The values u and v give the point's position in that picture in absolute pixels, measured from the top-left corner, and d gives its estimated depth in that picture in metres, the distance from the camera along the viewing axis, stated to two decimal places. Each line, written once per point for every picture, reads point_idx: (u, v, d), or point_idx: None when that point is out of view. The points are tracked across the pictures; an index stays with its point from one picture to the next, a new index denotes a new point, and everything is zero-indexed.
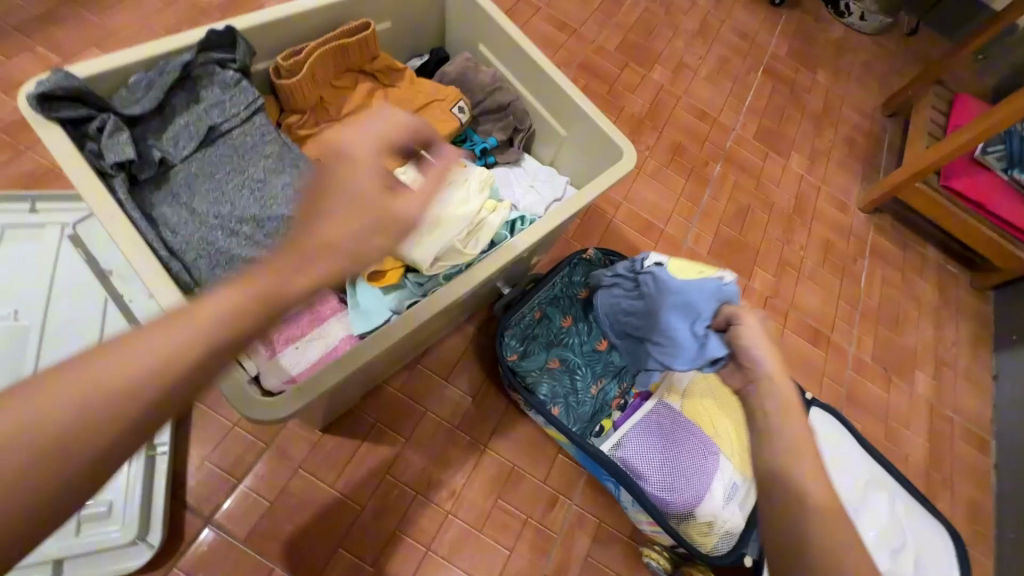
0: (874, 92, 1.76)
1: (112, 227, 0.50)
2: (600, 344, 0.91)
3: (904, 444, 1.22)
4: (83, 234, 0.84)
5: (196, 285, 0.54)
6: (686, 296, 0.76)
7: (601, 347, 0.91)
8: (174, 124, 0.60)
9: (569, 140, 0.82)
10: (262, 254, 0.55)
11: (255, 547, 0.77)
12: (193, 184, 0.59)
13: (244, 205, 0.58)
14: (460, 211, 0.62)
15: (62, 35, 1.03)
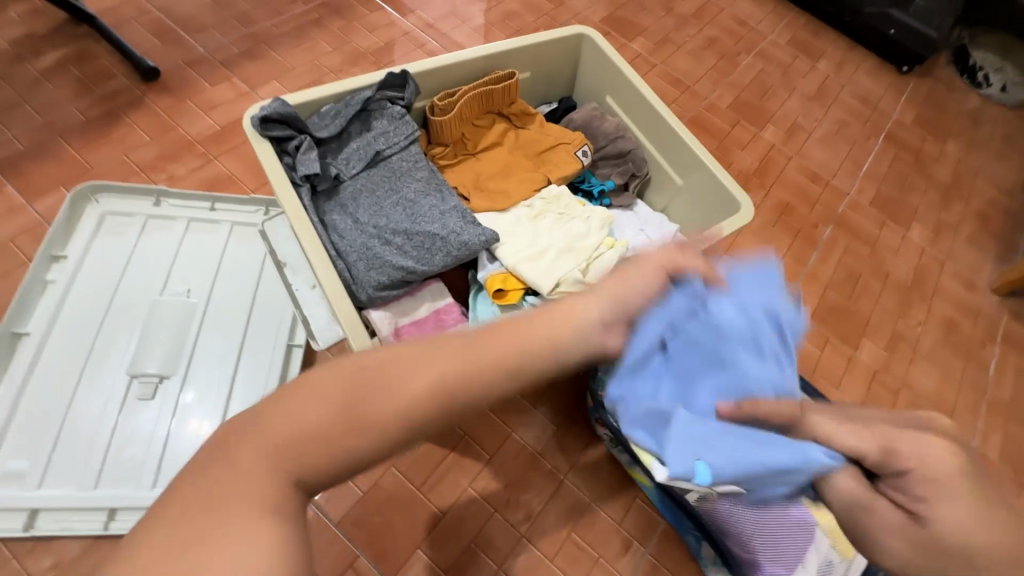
0: (1014, 168, 1.63)
1: (298, 227, 0.60)
2: None
3: None
4: (247, 232, 0.99)
5: (353, 282, 0.64)
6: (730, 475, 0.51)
7: None
8: (348, 147, 0.71)
9: (684, 189, 0.85)
10: (409, 263, 0.64)
11: (345, 532, 0.83)
12: (357, 198, 0.69)
13: (396, 219, 0.67)
14: (581, 246, 0.69)
15: (253, 69, 1.24)
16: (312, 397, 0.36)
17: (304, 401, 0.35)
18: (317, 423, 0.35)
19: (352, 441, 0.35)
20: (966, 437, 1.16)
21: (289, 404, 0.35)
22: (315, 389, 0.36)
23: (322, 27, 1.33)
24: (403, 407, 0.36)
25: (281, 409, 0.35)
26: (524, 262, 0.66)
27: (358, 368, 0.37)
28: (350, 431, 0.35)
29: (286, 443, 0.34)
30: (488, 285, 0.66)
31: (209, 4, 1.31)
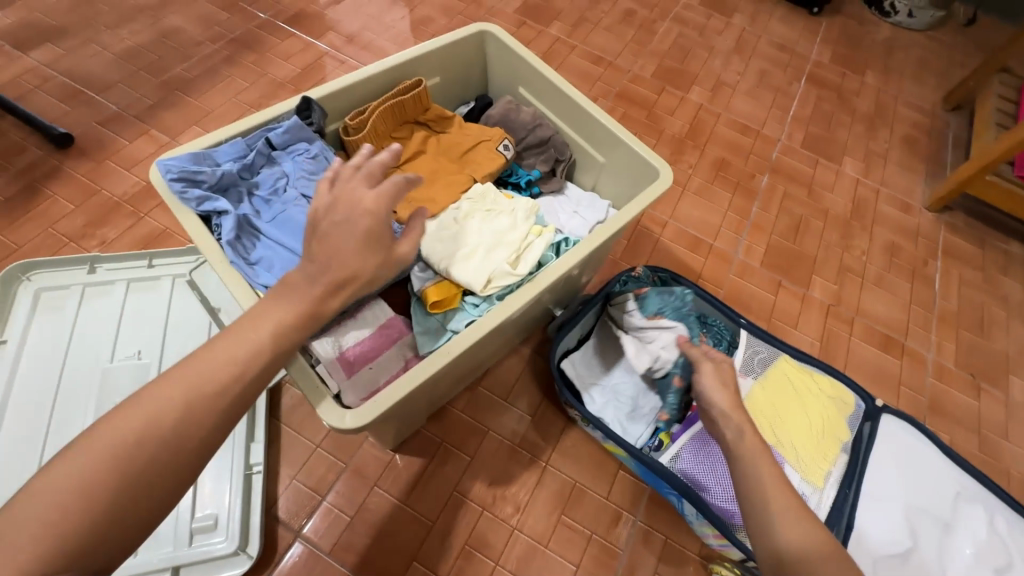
0: (932, 88, 1.69)
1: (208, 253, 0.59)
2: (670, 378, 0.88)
3: (1004, 457, 1.11)
4: (192, 281, 0.97)
5: None
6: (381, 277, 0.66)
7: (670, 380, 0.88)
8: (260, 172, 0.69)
9: (608, 165, 0.87)
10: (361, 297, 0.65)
11: (337, 559, 0.83)
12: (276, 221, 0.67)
13: None
14: (509, 236, 0.71)
15: (170, 118, 1.23)
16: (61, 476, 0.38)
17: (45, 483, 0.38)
18: (136, 461, 0.40)
19: (173, 456, 0.42)
20: (922, 352, 1.21)
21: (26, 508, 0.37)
22: (60, 471, 0.38)
23: (236, 64, 1.33)
24: (166, 430, 0.41)
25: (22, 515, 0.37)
26: (456, 265, 0.68)
27: (135, 405, 0.42)
28: (95, 484, 0.39)
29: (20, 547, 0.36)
30: (425, 296, 0.67)
31: (116, 59, 1.29)
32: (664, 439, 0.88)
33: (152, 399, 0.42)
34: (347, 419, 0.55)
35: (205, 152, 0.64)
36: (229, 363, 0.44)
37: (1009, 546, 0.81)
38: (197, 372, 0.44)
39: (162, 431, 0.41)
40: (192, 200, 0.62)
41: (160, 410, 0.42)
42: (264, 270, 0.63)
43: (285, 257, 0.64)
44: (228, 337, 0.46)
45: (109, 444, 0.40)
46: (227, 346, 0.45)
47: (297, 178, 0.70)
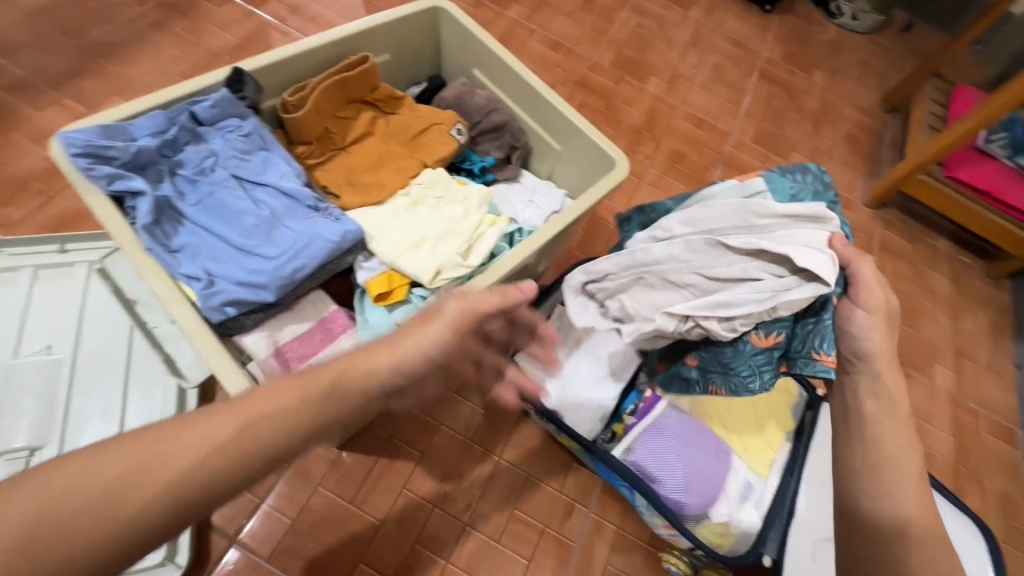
0: (873, 89, 1.77)
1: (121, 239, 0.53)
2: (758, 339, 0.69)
3: (928, 439, 1.18)
4: (111, 268, 0.88)
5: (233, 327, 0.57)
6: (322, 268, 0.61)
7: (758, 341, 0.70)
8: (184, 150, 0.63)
9: (564, 154, 0.85)
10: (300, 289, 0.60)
11: (278, 564, 0.79)
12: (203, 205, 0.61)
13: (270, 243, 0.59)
14: (461, 225, 0.68)
15: (87, 87, 1.11)
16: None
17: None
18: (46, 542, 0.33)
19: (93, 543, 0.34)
20: None
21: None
22: None
23: (165, 30, 1.21)
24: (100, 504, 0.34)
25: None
26: (403, 255, 0.64)
27: (91, 462, 0.35)
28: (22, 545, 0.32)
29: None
30: (369, 287, 0.63)
31: (22, 18, 1.15)
32: (618, 430, 0.86)
33: (134, 459, 0.36)
34: None
35: (118, 125, 0.57)
36: (217, 437, 0.38)
37: None
38: (179, 440, 0.37)
39: (125, 501, 0.35)
40: (102, 178, 0.55)
41: (113, 475, 0.35)
42: (188, 258, 0.57)
43: (212, 244, 0.58)
44: (234, 403, 0.40)
45: (55, 497, 0.34)
46: (228, 416, 0.39)
47: (227, 158, 0.63)
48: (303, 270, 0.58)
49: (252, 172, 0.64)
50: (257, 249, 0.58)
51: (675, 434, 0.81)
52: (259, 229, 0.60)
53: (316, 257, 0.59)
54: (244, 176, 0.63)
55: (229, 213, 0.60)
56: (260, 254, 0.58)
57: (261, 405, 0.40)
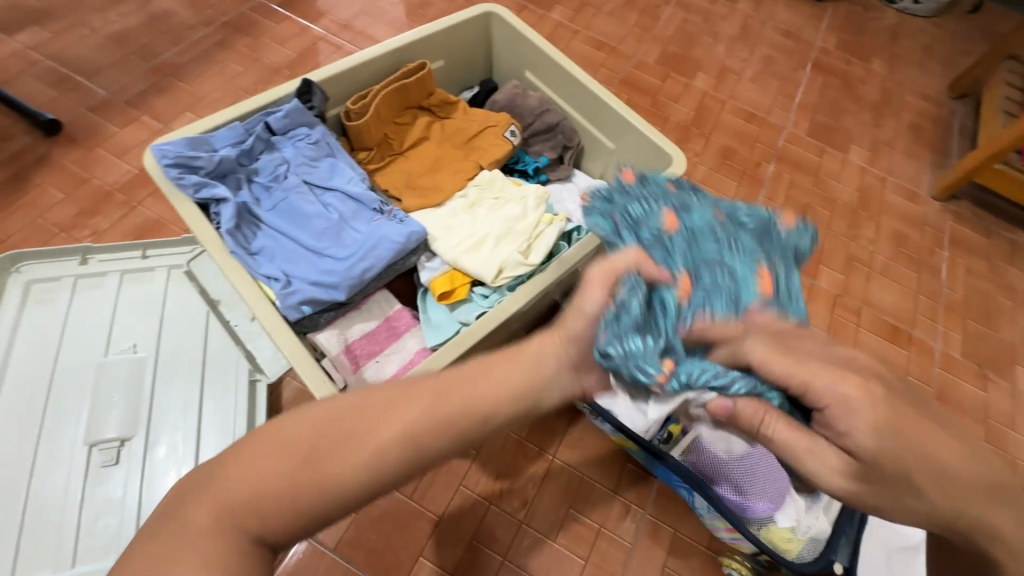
0: (938, 75, 1.67)
1: (206, 242, 0.56)
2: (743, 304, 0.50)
3: (1011, 447, 1.10)
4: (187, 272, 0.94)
5: (308, 325, 0.60)
6: (389, 269, 0.63)
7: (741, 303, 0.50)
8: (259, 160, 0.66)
9: (618, 152, 0.84)
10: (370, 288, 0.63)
11: (343, 556, 0.82)
12: (277, 210, 0.64)
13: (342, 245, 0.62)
14: (519, 225, 0.69)
15: (162, 104, 1.19)
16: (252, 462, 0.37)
17: (232, 472, 0.37)
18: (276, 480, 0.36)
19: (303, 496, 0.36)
20: (929, 342, 1.20)
21: (223, 480, 0.37)
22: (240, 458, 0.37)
23: (229, 48, 1.29)
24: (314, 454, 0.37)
25: (219, 485, 0.37)
26: (464, 255, 0.65)
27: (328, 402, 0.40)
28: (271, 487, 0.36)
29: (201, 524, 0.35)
30: (433, 286, 0.65)
31: (105, 43, 1.24)
32: (675, 432, 0.83)
33: (379, 416, 0.39)
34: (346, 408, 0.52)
35: (202, 137, 0.61)
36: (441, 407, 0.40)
37: None
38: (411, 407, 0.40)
39: (360, 461, 0.37)
40: (189, 186, 0.58)
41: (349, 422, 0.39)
42: (266, 260, 0.60)
43: (287, 246, 0.61)
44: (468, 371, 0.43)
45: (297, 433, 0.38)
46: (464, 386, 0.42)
47: (298, 165, 0.67)
48: (373, 269, 0.61)
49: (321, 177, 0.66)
50: (328, 251, 0.61)
51: None
52: (330, 231, 0.63)
53: (383, 257, 0.61)
54: (313, 182, 0.66)
55: (303, 217, 0.63)
56: (331, 255, 0.61)
57: (491, 384, 0.42)
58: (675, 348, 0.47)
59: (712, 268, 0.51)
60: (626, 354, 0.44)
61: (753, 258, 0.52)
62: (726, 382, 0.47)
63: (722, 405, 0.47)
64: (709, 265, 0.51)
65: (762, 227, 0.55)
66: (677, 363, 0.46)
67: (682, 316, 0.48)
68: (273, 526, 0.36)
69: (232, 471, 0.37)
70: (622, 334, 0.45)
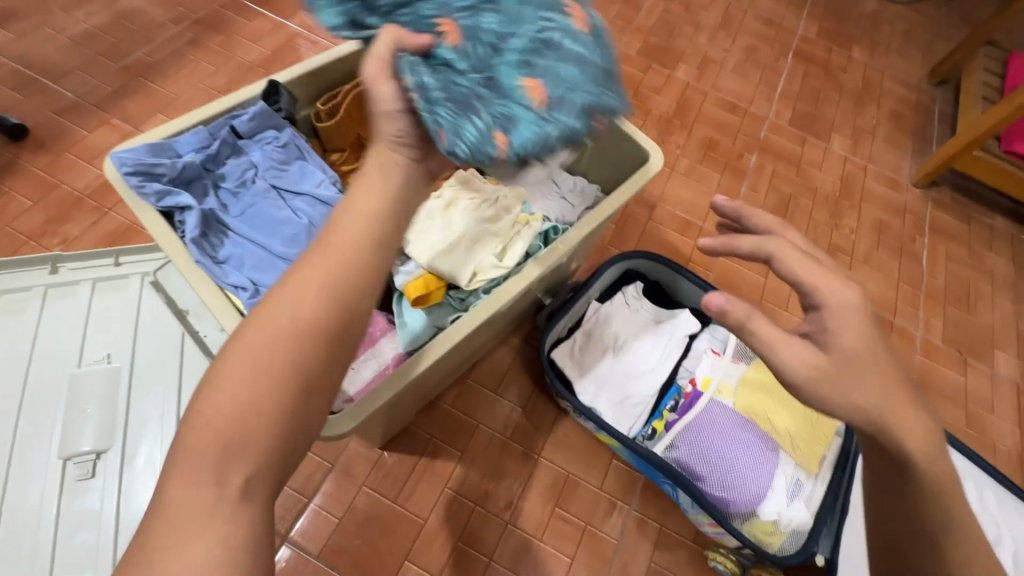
0: (918, 62, 1.68)
1: (171, 253, 0.55)
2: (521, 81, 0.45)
3: (990, 430, 1.11)
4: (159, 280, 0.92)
5: None
6: None
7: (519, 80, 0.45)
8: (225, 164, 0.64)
9: (596, 148, 0.83)
10: None
11: (328, 561, 0.81)
12: (246, 216, 0.63)
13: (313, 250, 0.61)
14: (493, 226, 0.68)
15: (132, 106, 1.16)
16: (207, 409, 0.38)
17: (193, 442, 0.37)
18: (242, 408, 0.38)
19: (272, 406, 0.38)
20: (910, 329, 1.21)
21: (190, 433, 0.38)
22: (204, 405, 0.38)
23: (201, 47, 1.25)
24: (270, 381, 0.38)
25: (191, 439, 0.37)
26: (439, 259, 0.64)
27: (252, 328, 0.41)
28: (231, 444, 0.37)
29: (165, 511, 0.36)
30: (406, 292, 0.63)
31: (71, 44, 1.21)
32: (658, 427, 0.86)
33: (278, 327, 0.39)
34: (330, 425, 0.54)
35: (165, 142, 0.59)
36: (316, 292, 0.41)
37: (996, 520, 0.83)
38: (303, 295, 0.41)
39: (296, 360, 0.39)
40: (152, 194, 0.57)
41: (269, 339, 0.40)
42: (234, 268, 0.58)
43: (256, 253, 0.59)
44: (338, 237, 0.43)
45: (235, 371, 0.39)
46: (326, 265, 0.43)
47: (267, 168, 0.65)
48: None
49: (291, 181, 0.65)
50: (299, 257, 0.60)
51: (717, 431, 0.81)
52: (300, 237, 0.61)
53: None
54: (283, 186, 0.65)
55: (272, 222, 0.62)
56: None
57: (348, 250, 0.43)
58: (499, 112, 0.45)
59: (475, 8, 0.45)
60: (467, 146, 0.44)
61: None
62: (550, 132, 0.45)
63: (716, 300, 0.45)
64: (469, 2, 0.45)
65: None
66: (510, 133, 0.44)
67: (483, 79, 0.45)
68: (254, 464, 0.37)
69: (194, 436, 0.37)
70: (450, 131, 0.44)
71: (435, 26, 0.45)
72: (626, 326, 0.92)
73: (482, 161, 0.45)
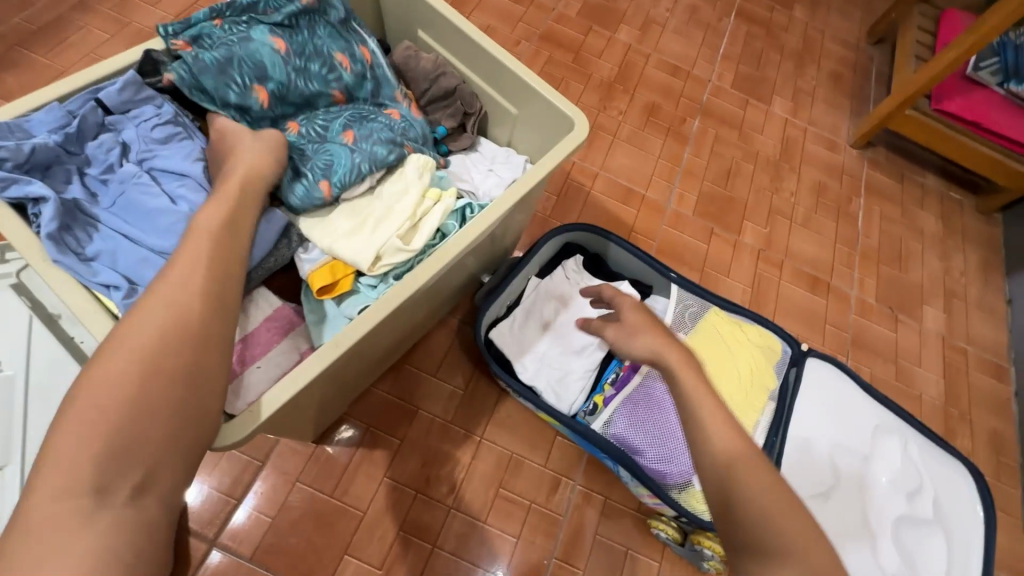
0: (857, 21, 1.68)
1: (23, 249, 0.49)
2: (346, 138, 0.65)
3: (917, 382, 1.17)
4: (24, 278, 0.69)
5: None
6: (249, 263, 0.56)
7: (347, 138, 0.65)
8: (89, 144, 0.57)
9: (521, 117, 0.79)
10: None
11: (261, 564, 0.78)
12: (116, 204, 0.56)
13: None
14: (400, 205, 0.64)
15: (11, 81, 1.03)
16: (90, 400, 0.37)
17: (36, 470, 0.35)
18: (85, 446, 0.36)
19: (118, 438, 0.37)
20: (846, 289, 1.24)
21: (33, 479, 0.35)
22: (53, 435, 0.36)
23: (91, 11, 1.12)
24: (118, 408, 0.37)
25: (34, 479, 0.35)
26: (340, 243, 0.61)
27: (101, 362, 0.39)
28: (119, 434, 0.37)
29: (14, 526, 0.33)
30: (312, 280, 0.60)
31: None
32: (598, 402, 0.84)
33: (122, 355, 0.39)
34: (229, 431, 0.48)
35: (9, 123, 0.52)
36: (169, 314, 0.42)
37: (919, 470, 0.86)
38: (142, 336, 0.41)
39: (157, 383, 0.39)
40: None
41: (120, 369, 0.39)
42: (104, 265, 0.52)
43: (129, 246, 0.53)
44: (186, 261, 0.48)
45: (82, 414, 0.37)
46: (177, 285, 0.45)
47: (141, 149, 0.58)
48: None
49: (169, 162, 0.58)
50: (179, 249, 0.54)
51: (654, 404, 0.81)
52: (177, 226, 0.55)
53: None
54: (160, 168, 0.58)
55: (145, 210, 0.55)
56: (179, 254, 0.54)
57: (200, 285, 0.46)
58: (318, 169, 0.63)
59: (304, 54, 0.67)
60: (299, 196, 0.62)
61: (337, 43, 0.70)
62: (361, 165, 0.63)
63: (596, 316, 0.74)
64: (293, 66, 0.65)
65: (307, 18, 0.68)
66: (331, 177, 0.62)
67: (311, 140, 0.65)
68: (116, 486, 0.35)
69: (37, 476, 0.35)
70: (287, 190, 0.62)
71: (272, 61, 0.64)
72: (566, 301, 0.90)
73: (316, 207, 0.63)
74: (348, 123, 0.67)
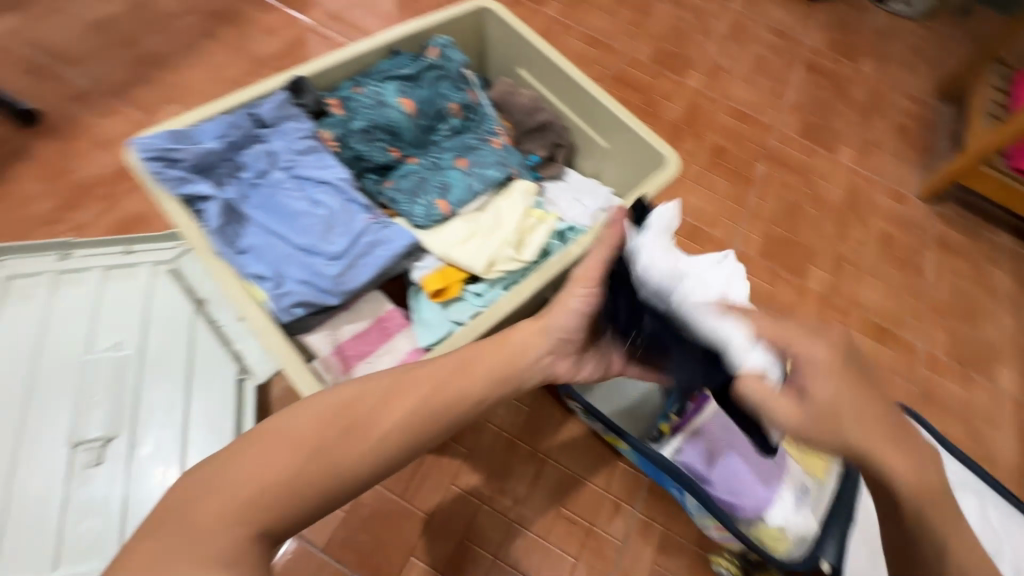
0: (926, 77, 1.68)
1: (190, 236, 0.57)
2: (460, 162, 0.73)
3: (991, 444, 1.12)
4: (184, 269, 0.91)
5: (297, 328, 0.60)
6: (374, 263, 0.61)
7: (460, 163, 0.73)
8: (245, 153, 0.65)
9: (610, 151, 0.84)
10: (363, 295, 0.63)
11: (334, 555, 0.81)
12: (265, 206, 0.63)
13: (328, 245, 0.61)
14: (509, 220, 0.69)
15: (142, 94, 1.16)
16: (296, 425, 0.41)
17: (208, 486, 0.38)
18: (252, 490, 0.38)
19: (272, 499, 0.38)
20: (914, 341, 1.22)
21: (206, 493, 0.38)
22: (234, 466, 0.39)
23: (215, 38, 1.25)
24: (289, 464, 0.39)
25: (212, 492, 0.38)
26: (456, 249, 0.66)
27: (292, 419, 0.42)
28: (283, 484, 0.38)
29: (215, 517, 0.36)
30: (426, 284, 0.65)
31: (84, 30, 1.21)
32: (664, 429, 0.83)
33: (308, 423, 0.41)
34: None
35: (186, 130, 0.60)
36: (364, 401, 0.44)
37: (998, 534, 0.83)
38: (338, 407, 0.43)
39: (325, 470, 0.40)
40: (171, 181, 0.57)
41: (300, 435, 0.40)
42: (254, 259, 0.60)
43: (276, 243, 0.61)
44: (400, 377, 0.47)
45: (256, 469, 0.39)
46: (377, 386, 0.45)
47: (287, 158, 0.66)
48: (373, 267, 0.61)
49: (309, 170, 0.66)
50: (317, 248, 0.61)
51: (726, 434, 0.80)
52: (318, 228, 0.62)
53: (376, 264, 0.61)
54: (302, 176, 0.66)
55: (290, 214, 0.63)
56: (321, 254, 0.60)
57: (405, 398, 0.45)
58: (438, 189, 0.70)
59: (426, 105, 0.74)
60: (421, 215, 0.69)
61: (454, 96, 0.77)
62: (475, 186, 0.71)
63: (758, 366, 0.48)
64: (419, 124, 0.74)
65: (431, 73, 0.75)
66: (448, 197, 0.70)
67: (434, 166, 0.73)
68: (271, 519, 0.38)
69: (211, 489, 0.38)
70: (410, 212, 0.69)
71: (404, 124, 0.72)
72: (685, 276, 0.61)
73: (435, 223, 0.69)
74: (460, 152, 0.75)
